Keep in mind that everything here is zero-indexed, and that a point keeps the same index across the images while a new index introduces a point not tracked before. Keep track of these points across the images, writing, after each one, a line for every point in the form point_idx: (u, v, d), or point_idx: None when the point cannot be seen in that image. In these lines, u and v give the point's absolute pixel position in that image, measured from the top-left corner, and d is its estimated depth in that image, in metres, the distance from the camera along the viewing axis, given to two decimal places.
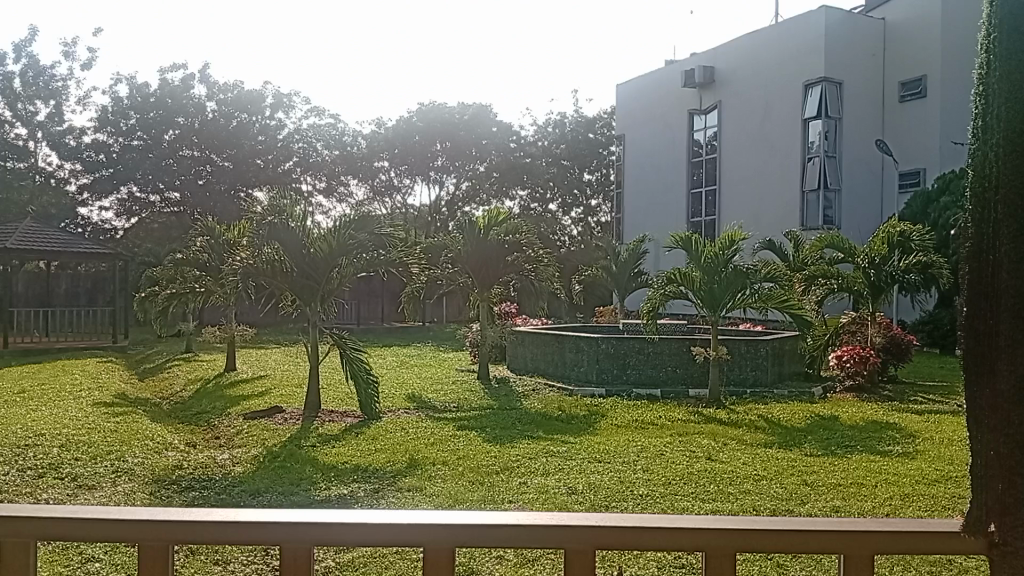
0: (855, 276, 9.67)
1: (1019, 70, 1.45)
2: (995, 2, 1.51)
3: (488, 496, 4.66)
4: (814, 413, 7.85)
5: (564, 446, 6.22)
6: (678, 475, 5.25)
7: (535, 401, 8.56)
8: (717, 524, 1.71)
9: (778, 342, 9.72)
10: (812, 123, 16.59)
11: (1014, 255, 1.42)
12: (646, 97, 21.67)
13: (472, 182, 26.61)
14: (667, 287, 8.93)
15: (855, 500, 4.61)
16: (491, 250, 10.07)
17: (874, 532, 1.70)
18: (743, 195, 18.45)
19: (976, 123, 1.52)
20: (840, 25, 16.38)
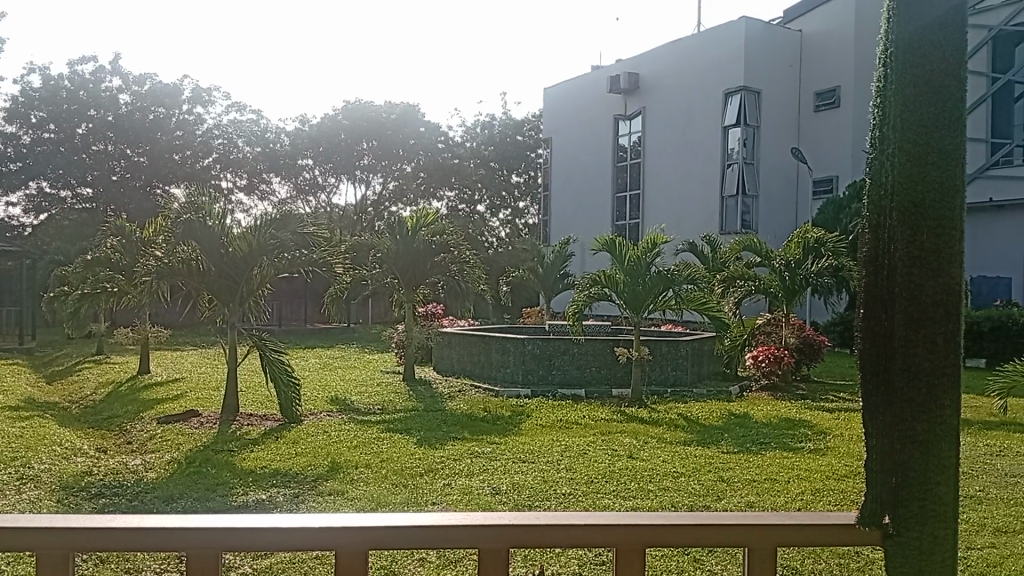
0: (771, 278, 10.00)
1: (911, 85, 1.53)
2: (892, 20, 1.58)
3: (412, 498, 4.63)
4: (731, 411, 8.08)
5: (489, 447, 6.23)
6: (601, 473, 5.33)
7: (460, 402, 8.53)
8: (627, 520, 1.75)
9: (698, 343, 9.96)
10: (732, 130, 17.06)
11: (907, 258, 1.49)
12: (574, 100, 21.93)
13: (399, 182, 26.44)
14: (591, 289, 9.04)
15: (768, 495, 4.76)
16: (418, 250, 9.99)
17: (776, 526, 1.77)
18: (666, 199, 18.85)
19: (874, 133, 1.59)
20: (759, 36, 16.90)
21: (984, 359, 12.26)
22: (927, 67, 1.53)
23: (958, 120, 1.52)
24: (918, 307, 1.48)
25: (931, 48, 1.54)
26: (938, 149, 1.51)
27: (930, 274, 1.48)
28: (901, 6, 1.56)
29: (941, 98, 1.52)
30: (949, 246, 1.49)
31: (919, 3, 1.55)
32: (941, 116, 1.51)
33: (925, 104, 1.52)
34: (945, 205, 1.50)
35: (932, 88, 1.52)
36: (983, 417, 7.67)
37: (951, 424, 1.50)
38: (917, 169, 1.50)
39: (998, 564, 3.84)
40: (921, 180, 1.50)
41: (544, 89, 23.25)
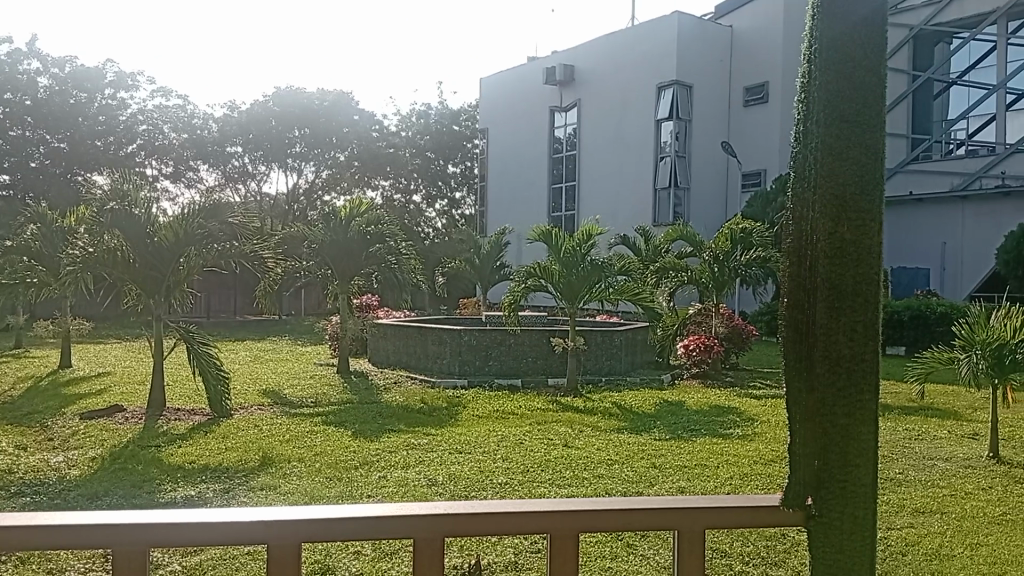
0: (702, 269, 10.24)
1: (835, 81, 1.58)
2: (816, 18, 1.64)
3: (346, 492, 4.58)
4: (664, 399, 8.23)
5: (425, 438, 6.22)
6: (536, 462, 5.37)
7: (396, 394, 8.47)
8: (560, 507, 1.78)
9: (632, 333, 10.12)
10: (664, 123, 17.32)
11: (828, 248, 1.55)
12: (510, 91, 21.98)
13: (332, 170, 25.83)
14: (528, 280, 9.08)
15: (698, 481, 4.89)
16: (352, 240, 9.87)
17: (704, 509, 1.82)
18: (601, 191, 19.05)
19: (798, 128, 1.64)
20: (691, 30, 17.18)
21: (903, 347, 12.79)
22: (850, 61, 1.59)
23: (877, 118, 1.58)
24: (838, 296, 1.54)
25: (854, 42, 1.59)
26: (861, 141, 1.56)
27: (849, 264, 1.54)
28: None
29: (863, 89, 1.58)
30: (868, 236, 1.55)
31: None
32: (861, 110, 1.57)
33: (848, 97, 1.57)
34: (864, 198, 1.56)
35: (854, 79, 1.58)
36: (902, 403, 8.01)
37: (870, 408, 1.56)
38: (839, 162, 1.56)
39: (916, 542, 4.03)
40: (843, 171, 1.56)
41: (481, 79, 23.26)
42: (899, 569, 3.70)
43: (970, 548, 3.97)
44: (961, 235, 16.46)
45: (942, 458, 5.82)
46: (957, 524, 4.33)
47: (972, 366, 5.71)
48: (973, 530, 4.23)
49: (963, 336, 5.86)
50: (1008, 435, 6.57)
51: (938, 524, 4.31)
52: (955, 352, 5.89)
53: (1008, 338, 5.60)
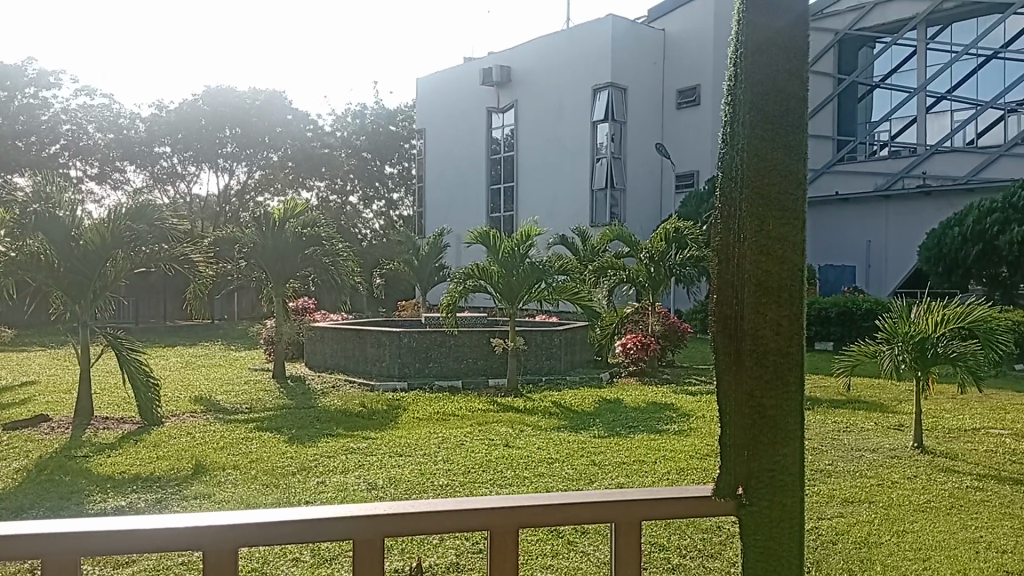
0: (638, 269, 10.40)
1: (760, 83, 1.64)
2: (740, 23, 1.70)
3: (283, 498, 4.52)
4: (602, 397, 8.34)
5: (364, 442, 6.17)
6: (477, 463, 5.39)
7: (334, 398, 8.37)
8: (497, 502, 1.80)
9: (571, 333, 10.22)
10: (600, 125, 17.53)
11: (754, 247, 1.61)
12: (446, 92, 21.96)
13: (265, 171, 25.34)
14: (466, 282, 9.08)
15: (637, 477, 4.97)
16: (286, 242, 9.70)
17: (640, 501, 1.86)
18: (539, 192, 19.16)
19: (725, 129, 1.70)
20: (625, 33, 17.43)
21: (831, 342, 13.23)
22: (775, 64, 1.65)
23: (800, 120, 1.65)
24: (764, 292, 1.60)
25: (779, 45, 1.66)
26: (784, 142, 1.63)
27: (775, 261, 1.60)
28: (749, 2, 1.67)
29: (788, 89, 1.65)
30: (793, 234, 1.62)
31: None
32: (785, 111, 1.63)
33: (772, 99, 1.63)
34: (788, 196, 1.62)
35: (777, 80, 1.64)
36: (830, 396, 8.29)
37: (795, 398, 1.62)
38: (764, 161, 1.62)
39: (845, 532, 4.17)
40: (768, 169, 1.62)
41: (417, 78, 23.15)
42: (830, 558, 3.83)
43: (896, 535, 4.14)
44: (886, 233, 17.07)
45: (870, 449, 6.04)
46: (884, 513, 4.50)
47: (896, 358, 5.95)
48: (899, 518, 4.42)
49: (886, 330, 6.11)
50: (929, 426, 6.86)
51: (866, 513, 4.48)
52: (879, 345, 6.14)
53: (929, 332, 5.85)
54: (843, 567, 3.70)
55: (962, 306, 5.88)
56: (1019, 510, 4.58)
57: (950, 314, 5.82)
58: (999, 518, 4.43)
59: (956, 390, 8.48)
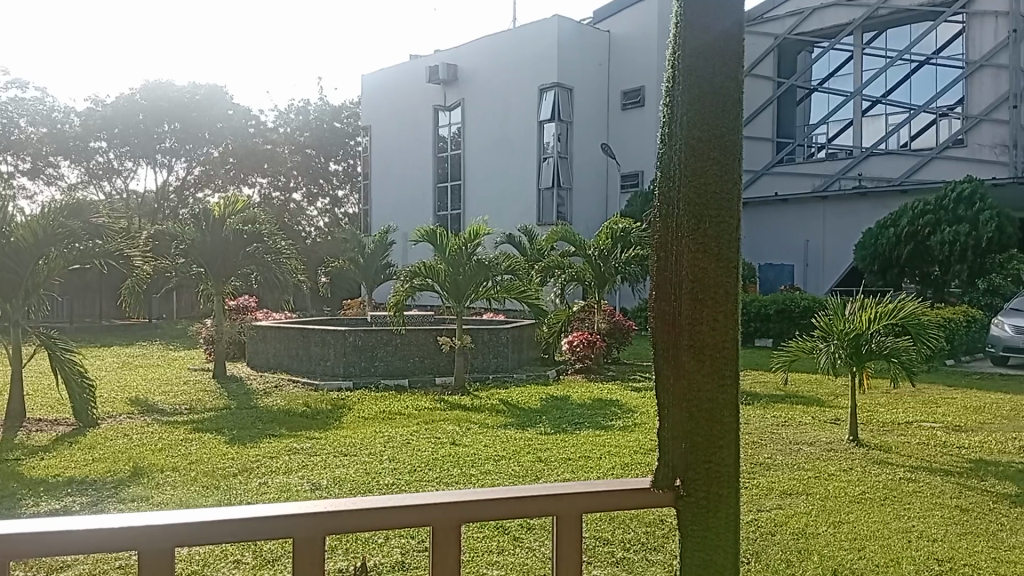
0: (585, 268, 10.50)
1: (697, 86, 1.68)
2: (677, 28, 1.73)
3: (224, 500, 4.45)
4: (549, 395, 8.38)
5: (308, 442, 6.09)
6: (423, 461, 5.37)
7: (276, 399, 8.24)
8: (438, 499, 1.81)
9: (517, 331, 10.26)
10: (547, 125, 17.61)
11: (691, 244, 1.65)
12: (391, 89, 21.82)
13: (205, 167, 24.83)
14: (413, 280, 9.03)
15: (582, 472, 5.04)
16: (226, 239, 9.52)
17: (581, 494, 1.89)
18: (486, 190, 19.15)
19: (663, 131, 1.75)
20: (571, 34, 17.55)
21: (770, 339, 13.55)
22: (711, 65, 1.69)
23: (735, 121, 1.69)
24: (701, 289, 1.63)
25: (714, 46, 1.70)
26: (721, 141, 1.67)
27: (710, 259, 1.64)
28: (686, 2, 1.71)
29: (723, 89, 1.69)
30: (728, 232, 1.66)
31: (704, 1, 1.70)
32: (722, 112, 1.67)
33: (708, 100, 1.67)
34: (723, 196, 1.66)
35: (712, 78, 1.68)
36: (770, 392, 8.48)
37: (731, 393, 1.66)
38: (701, 159, 1.66)
39: (784, 523, 4.28)
40: (704, 168, 1.66)
41: (362, 74, 22.93)
42: (769, 548, 3.92)
43: (832, 526, 4.26)
44: (824, 233, 17.57)
45: (807, 442, 6.21)
46: (821, 504, 4.63)
47: (832, 355, 6.13)
48: (834, 508, 4.56)
49: (822, 327, 6.28)
50: (865, 420, 7.07)
51: (803, 505, 4.60)
52: (816, 341, 6.30)
53: (863, 329, 6.04)
54: (780, 558, 3.80)
55: (894, 303, 6.08)
56: (948, 500, 4.75)
57: (882, 311, 6.01)
58: (930, 508, 4.60)
59: (889, 385, 8.77)
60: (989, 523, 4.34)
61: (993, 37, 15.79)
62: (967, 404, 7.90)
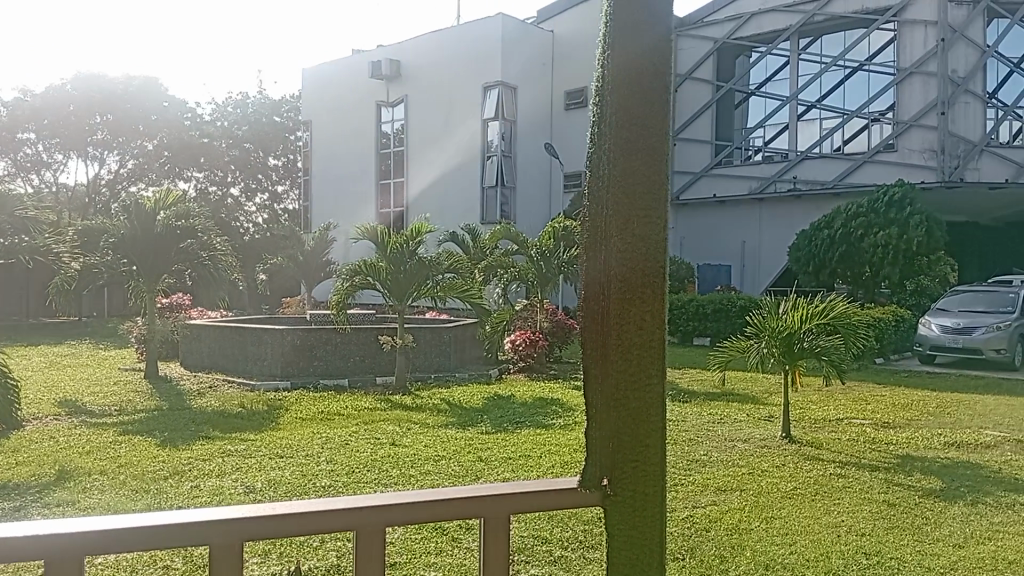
0: (527, 266, 10.48)
1: (626, 84, 1.68)
2: (605, 26, 1.73)
3: (153, 504, 4.32)
4: (492, 394, 8.38)
5: (242, 444, 5.96)
6: (362, 463, 5.31)
7: (210, 399, 8.04)
8: (360, 503, 1.78)
9: (459, 330, 10.22)
10: (491, 123, 17.59)
11: (619, 244, 1.65)
12: (332, 83, 21.55)
13: (139, 160, 24.10)
14: (355, 278, 8.92)
15: (522, 471, 5.04)
16: (159, 235, 9.25)
17: (507, 495, 1.89)
18: (429, 188, 19.02)
19: (592, 128, 1.75)
20: (515, 33, 17.59)
21: (708, 338, 13.78)
22: (641, 63, 1.69)
23: (663, 123, 1.70)
24: (629, 289, 1.64)
25: (642, 42, 1.70)
26: (647, 140, 1.68)
27: (638, 258, 1.65)
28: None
29: (651, 86, 1.69)
30: (656, 229, 1.67)
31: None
32: (649, 112, 1.68)
33: (636, 98, 1.68)
34: (650, 196, 1.67)
35: (642, 75, 1.69)
36: (707, 390, 8.62)
37: (657, 391, 1.67)
38: (629, 158, 1.67)
39: (717, 519, 4.35)
40: (632, 166, 1.67)
41: (302, 68, 22.58)
42: (703, 545, 3.97)
43: (764, 521, 4.34)
44: (760, 233, 18.28)
45: (741, 439, 6.32)
46: (753, 500, 4.71)
47: (763, 352, 6.27)
48: (767, 504, 4.65)
49: (756, 325, 6.39)
50: (798, 416, 7.24)
51: (737, 501, 4.68)
52: (749, 340, 6.42)
53: (795, 327, 6.18)
54: (713, 554, 3.84)
55: (824, 302, 6.25)
56: (876, 495, 4.90)
57: (813, 311, 6.17)
58: (859, 503, 4.72)
59: (821, 382, 9.01)
60: (914, 517, 4.48)
61: (922, 46, 16.33)
62: (895, 401, 8.16)
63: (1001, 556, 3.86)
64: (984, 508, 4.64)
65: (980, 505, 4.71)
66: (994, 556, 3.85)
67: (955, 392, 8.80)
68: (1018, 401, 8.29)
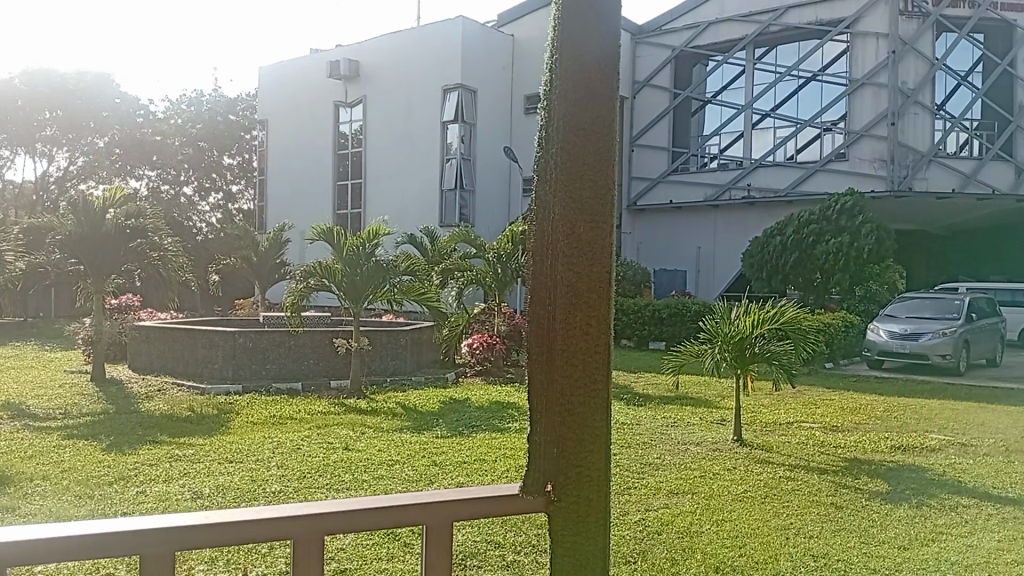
0: (485, 270, 10.39)
1: (573, 88, 1.70)
2: (554, 30, 1.75)
3: (97, 510, 4.20)
4: (448, 398, 8.34)
5: (191, 448, 5.84)
6: (314, 468, 5.23)
7: (159, 403, 7.87)
8: (296, 512, 1.77)
9: (416, 333, 10.17)
10: (450, 126, 17.54)
11: (566, 247, 1.66)
12: (289, 82, 21.32)
13: (89, 158, 23.50)
14: (309, 280, 8.81)
15: (477, 475, 5.01)
16: (108, 235, 9.03)
17: (449, 502, 1.89)
18: (387, 190, 18.90)
19: (539, 131, 1.76)
20: (474, 37, 17.54)
21: (664, 342, 13.89)
22: (592, 65, 1.72)
23: (610, 126, 1.72)
24: (575, 293, 1.65)
25: (592, 43, 1.72)
26: (596, 145, 1.70)
27: (584, 262, 1.66)
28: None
29: (600, 90, 1.72)
30: (603, 230, 1.68)
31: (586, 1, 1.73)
32: (597, 117, 1.70)
33: (585, 101, 1.70)
34: (598, 200, 1.69)
35: (592, 76, 1.71)
36: (661, 393, 8.69)
37: (602, 396, 1.68)
38: (575, 161, 1.69)
39: (670, 522, 4.37)
40: (580, 166, 1.69)
41: (258, 66, 22.27)
42: (655, 548, 3.98)
43: (715, 524, 4.37)
44: (714, 239, 18.69)
45: (694, 443, 6.37)
46: (704, 503, 4.75)
47: (717, 358, 6.33)
48: (718, 507, 4.69)
49: (709, 331, 6.46)
50: (749, 420, 7.34)
51: (688, 504, 4.72)
52: (703, 345, 6.48)
53: (748, 332, 6.25)
54: (665, 558, 3.85)
55: (777, 307, 6.33)
56: (824, 497, 4.98)
57: (765, 316, 6.24)
58: (807, 505, 4.79)
59: (772, 387, 9.14)
60: (861, 519, 4.55)
61: (874, 57, 16.67)
62: (844, 405, 8.32)
63: (944, 557, 3.94)
64: (929, 510, 4.74)
65: (924, 507, 4.81)
66: (938, 557, 3.93)
67: (901, 397, 9.00)
68: (961, 405, 8.52)
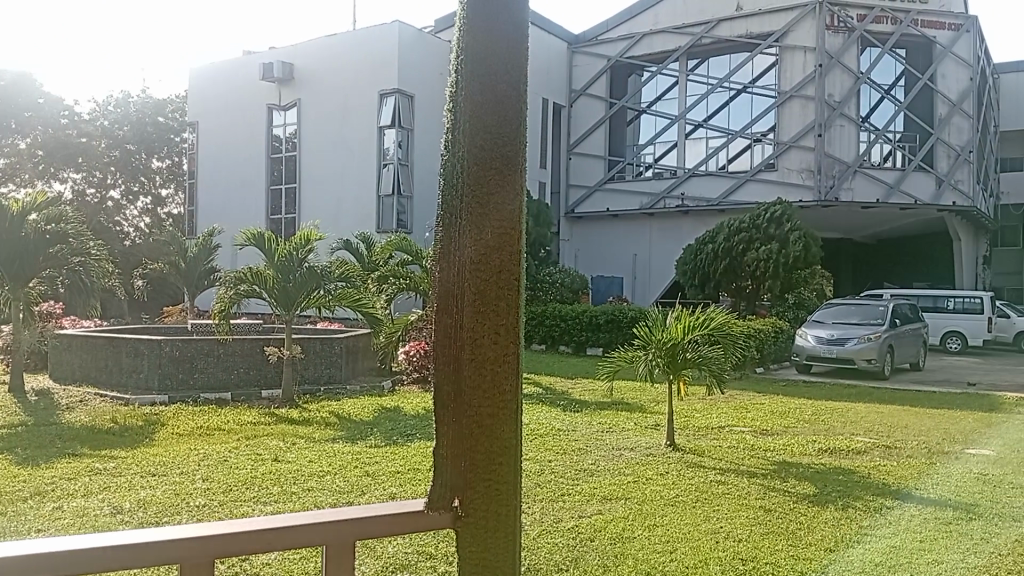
0: (422, 277, 10.26)
1: (480, 94, 1.85)
2: (460, 41, 1.88)
3: (7, 527, 4.00)
4: (381, 406, 8.22)
5: (111, 462, 5.60)
6: (240, 480, 5.08)
7: (80, 414, 7.56)
8: (187, 534, 1.74)
9: (351, 340, 10.02)
10: (387, 131, 17.37)
11: (473, 254, 1.80)
12: (221, 84, 20.87)
13: (10, 159, 22.69)
14: (239, 286, 8.60)
15: (409, 485, 4.94)
16: (26, 240, 8.65)
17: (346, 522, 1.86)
18: (322, 196, 18.61)
19: (447, 137, 1.89)
20: (411, 42, 17.40)
21: (600, 348, 13.98)
22: (498, 92, 1.86)
23: (513, 129, 1.87)
24: (482, 300, 1.78)
25: (498, 69, 1.86)
26: (500, 151, 1.84)
27: (490, 268, 1.79)
28: (470, 22, 1.87)
29: (505, 115, 1.86)
30: (509, 244, 1.82)
31: (492, 26, 1.87)
32: (500, 119, 1.85)
33: (491, 107, 1.85)
34: (504, 206, 1.83)
35: (497, 100, 1.85)
36: (597, 399, 8.73)
37: (509, 408, 1.80)
38: (482, 166, 1.83)
39: (603, 528, 4.37)
40: (487, 181, 1.82)
41: (190, 68, 21.74)
42: (587, 554, 3.98)
43: (647, 529, 4.40)
44: (649, 247, 19.09)
45: (628, 448, 6.42)
46: (637, 508, 4.78)
47: (649, 363, 6.37)
48: (650, 512, 4.72)
49: (641, 337, 6.49)
50: (682, 425, 7.41)
51: (620, 510, 4.73)
52: (636, 351, 6.51)
53: (679, 337, 6.32)
54: (597, 564, 3.85)
55: (707, 313, 6.42)
56: (753, 500, 5.05)
57: (695, 321, 6.33)
58: (737, 509, 4.85)
59: (704, 392, 9.26)
60: (789, 522, 4.63)
61: (802, 70, 17.17)
62: (774, 409, 8.49)
63: (869, 558, 4.03)
64: (854, 512, 4.85)
65: (850, 509, 4.92)
66: (864, 559, 4.02)
67: (827, 400, 9.23)
68: (885, 408, 8.78)
